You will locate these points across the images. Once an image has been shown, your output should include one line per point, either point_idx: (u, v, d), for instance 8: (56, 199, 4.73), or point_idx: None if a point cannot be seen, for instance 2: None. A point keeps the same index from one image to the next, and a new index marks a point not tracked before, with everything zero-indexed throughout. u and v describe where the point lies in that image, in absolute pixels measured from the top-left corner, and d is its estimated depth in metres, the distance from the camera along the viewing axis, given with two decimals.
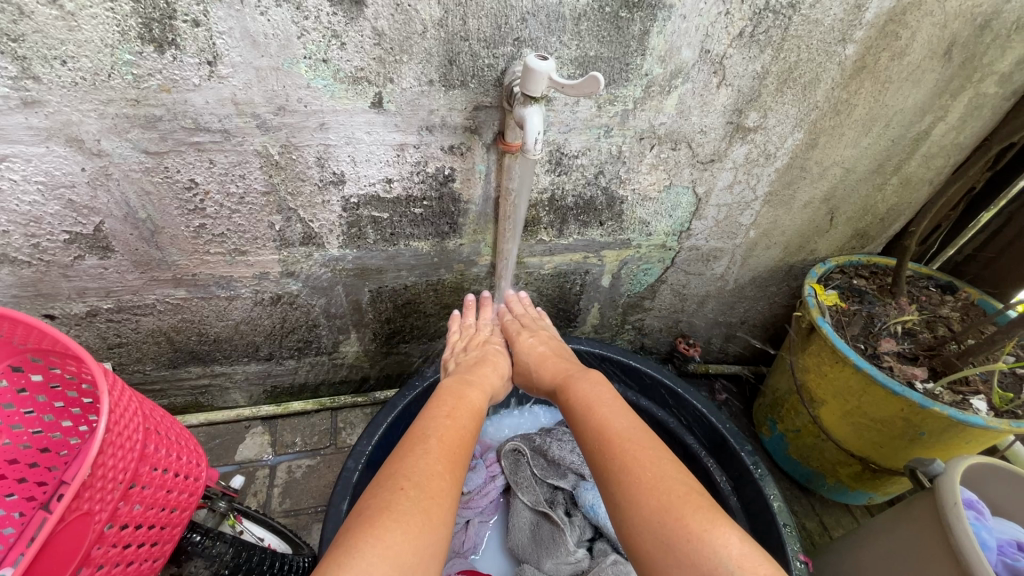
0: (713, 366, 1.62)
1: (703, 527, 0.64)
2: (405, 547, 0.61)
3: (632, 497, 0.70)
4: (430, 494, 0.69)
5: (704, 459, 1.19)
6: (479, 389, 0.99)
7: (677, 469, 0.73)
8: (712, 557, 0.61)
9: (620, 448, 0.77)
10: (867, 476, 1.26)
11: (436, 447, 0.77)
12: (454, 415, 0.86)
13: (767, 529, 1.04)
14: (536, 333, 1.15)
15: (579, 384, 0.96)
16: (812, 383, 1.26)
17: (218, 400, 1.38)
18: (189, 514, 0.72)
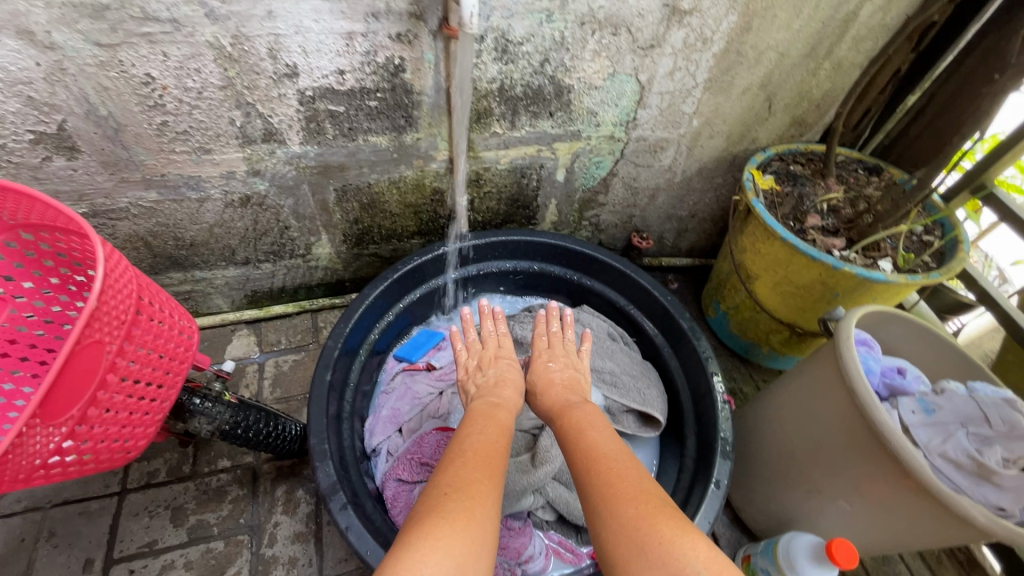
0: (666, 260, 1.75)
1: (675, 534, 0.72)
2: (455, 540, 0.68)
3: (613, 507, 0.78)
4: (471, 496, 0.76)
5: (649, 329, 1.34)
6: (505, 408, 1.04)
7: (655, 487, 0.81)
8: (681, 561, 0.68)
9: (607, 467, 0.85)
10: (793, 340, 1.44)
11: (473, 459, 0.84)
12: (486, 432, 0.93)
13: (700, 378, 1.20)
14: (554, 356, 1.19)
15: (576, 411, 1.02)
16: (749, 261, 1.40)
17: (202, 306, 1.47)
18: (188, 368, 0.82)
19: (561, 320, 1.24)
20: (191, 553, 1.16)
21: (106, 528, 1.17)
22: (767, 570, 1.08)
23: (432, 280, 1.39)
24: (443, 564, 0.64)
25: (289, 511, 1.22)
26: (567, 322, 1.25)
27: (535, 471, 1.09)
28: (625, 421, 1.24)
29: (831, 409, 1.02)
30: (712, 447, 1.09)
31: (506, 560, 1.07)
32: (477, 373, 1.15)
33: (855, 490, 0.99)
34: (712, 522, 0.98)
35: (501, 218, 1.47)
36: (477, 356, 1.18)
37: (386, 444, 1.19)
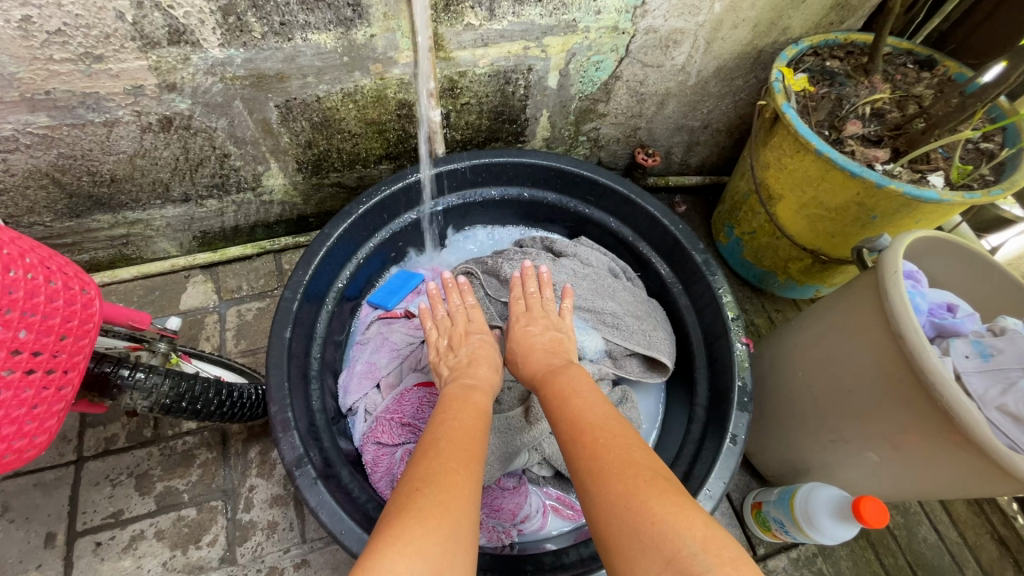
0: (674, 179, 1.54)
1: (668, 509, 0.62)
2: (429, 538, 0.59)
3: (602, 485, 0.68)
4: (446, 486, 0.67)
5: (656, 264, 1.18)
6: (482, 392, 0.90)
7: (645, 456, 0.71)
8: (673, 540, 0.59)
9: (592, 438, 0.74)
10: (816, 269, 1.29)
11: (446, 448, 0.74)
12: (456, 420, 0.81)
13: (714, 318, 1.06)
14: (533, 322, 1.02)
15: (559, 379, 0.89)
16: (771, 179, 1.21)
17: (146, 250, 1.28)
18: (91, 344, 0.67)
19: (539, 279, 1.07)
20: (162, 521, 1.07)
21: (65, 500, 1.08)
22: (780, 520, 1.01)
23: (405, 213, 1.20)
24: (415, 567, 0.56)
25: (264, 473, 1.13)
26: (546, 282, 1.08)
27: (532, 428, 0.99)
28: (628, 366, 1.12)
29: (861, 352, 0.89)
30: (726, 397, 0.98)
31: (501, 522, 0.99)
32: (449, 354, 1.00)
33: (883, 439, 0.89)
34: (727, 481, 0.88)
35: (484, 135, 1.24)
36: (447, 333, 1.03)
37: (363, 402, 1.07)
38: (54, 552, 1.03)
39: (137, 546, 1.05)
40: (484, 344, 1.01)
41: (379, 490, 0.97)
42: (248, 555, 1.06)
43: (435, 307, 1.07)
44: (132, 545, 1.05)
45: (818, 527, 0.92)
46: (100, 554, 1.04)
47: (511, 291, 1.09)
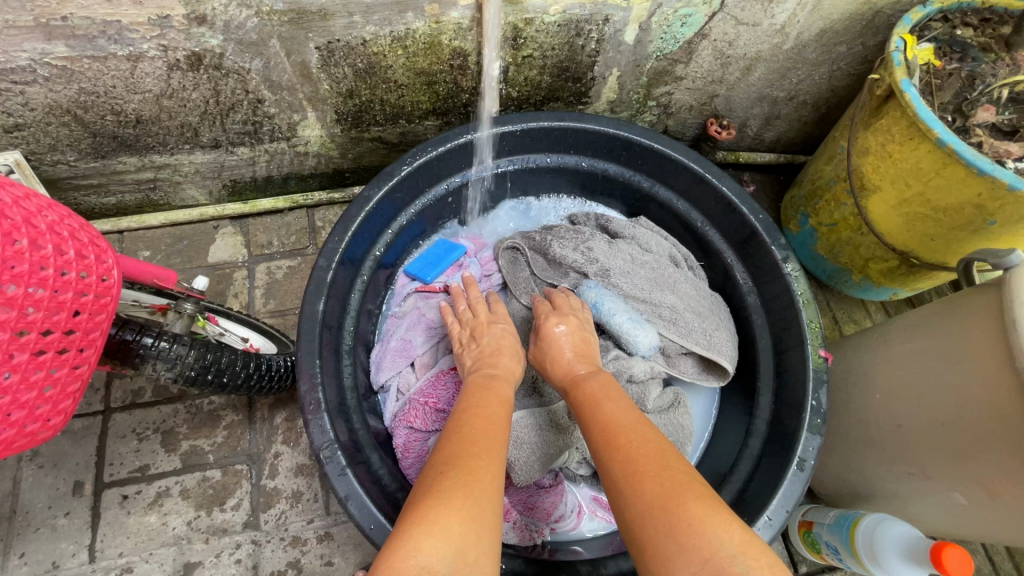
0: (744, 156, 1.39)
1: (705, 511, 0.55)
2: (456, 519, 0.54)
3: (635, 485, 0.60)
4: (469, 470, 0.60)
5: (724, 254, 1.06)
6: (505, 381, 0.82)
7: (679, 457, 0.64)
8: (709, 541, 0.53)
9: (624, 437, 0.67)
10: (901, 271, 1.14)
11: (470, 433, 0.66)
12: (480, 408, 0.72)
13: (788, 324, 0.95)
14: (563, 319, 0.92)
15: (590, 382, 0.80)
16: (868, 167, 1.05)
17: (175, 197, 1.21)
18: (107, 322, 0.61)
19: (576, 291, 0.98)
20: (187, 481, 1.06)
21: (92, 450, 1.06)
22: (834, 546, 0.94)
23: (451, 177, 1.09)
24: (441, 548, 0.51)
25: (290, 441, 1.09)
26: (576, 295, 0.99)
27: (577, 427, 0.93)
28: (682, 365, 1.02)
29: (966, 382, 0.77)
30: (796, 415, 0.88)
31: (535, 521, 0.94)
32: (471, 343, 0.91)
33: (974, 481, 0.79)
34: (791, 510, 0.80)
35: (543, 94, 1.11)
36: (471, 325, 0.94)
37: (396, 381, 1.01)
38: (81, 501, 1.03)
39: (162, 503, 1.04)
40: (505, 331, 0.91)
41: (410, 477, 0.92)
42: (272, 522, 1.03)
43: (458, 303, 0.99)
44: (157, 501, 1.04)
45: (881, 562, 0.85)
46: (127, 508, 1.03)
47: (538, 302, 1.00)
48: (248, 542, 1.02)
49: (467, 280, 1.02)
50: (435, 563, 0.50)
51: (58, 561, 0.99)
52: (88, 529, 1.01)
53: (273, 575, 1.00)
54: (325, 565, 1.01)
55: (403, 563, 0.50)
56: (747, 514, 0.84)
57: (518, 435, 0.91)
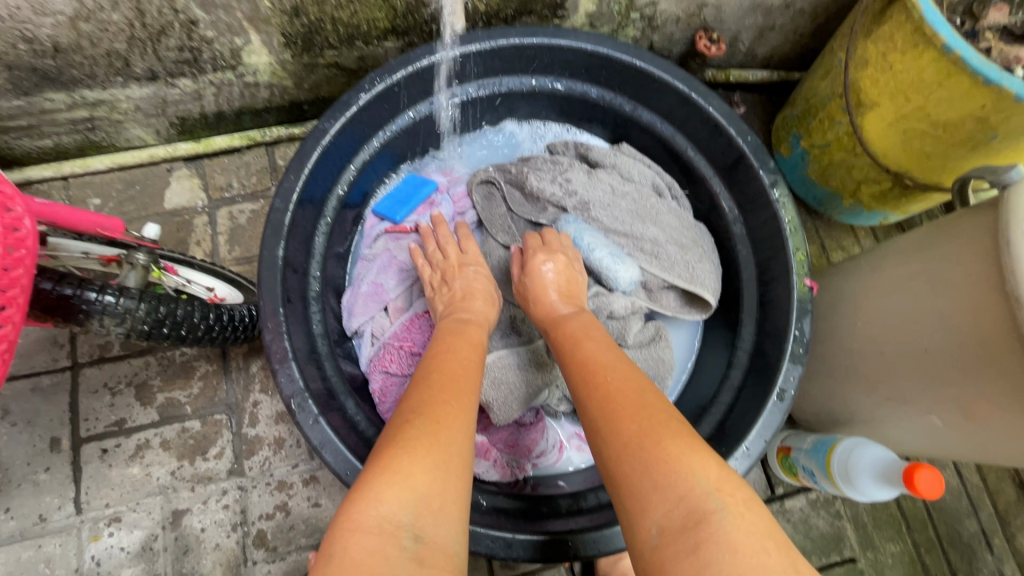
0: (735, 74, 1.29)
1: (682, 449, 0.54)
2: (420, 468, 0.52)
3: (612, 425, 0.58)
4: (438, 418, 0.57)
5: (710, 182, 1.00)
6: (478, 326, 0.78)
7: (657, 395, 0.62)
8: (685, 479, 0.51)
9: (602, 376, 0.65)
10: (892, 194, 1.10)
11: (440, 379, 0.64)
12: (452, 353, 0.69)
13: (774, 253, 0.91)
14: (551, 256, 0.87)
15: (570, 323, 0.77)
16: (866, 82, 0.98)
17: (118, 138, 1.12)
18: (28, 280, 0.55)
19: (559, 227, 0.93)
20: (166, 432, 1.04)
21: (65, 406, 1.04)
22: (810, 470, 0.96)
23: (416, 106, 1.00)
24: (403, 498, 0.50)
25: (268, 389, 1.08)
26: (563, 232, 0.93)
27: (555, 365, 0.91)
28: (664, 299, 0.99)
29: (954, 307, 0.75)
30: (778, 346, 0.86)
31: (516, 457, 0.93)
32: (442, 288, 0.87)
33: (954, 404, 0.78)
34: (769, 440, 0.80)
35: (514, 7, 1.00)
36: (443, 267, 0.89)
37: (369, 326, 0.97)
38: (61, 457, 1.02)
39: (143, 454, 1.03)
40: (478, 275, 0.87)
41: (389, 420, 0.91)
42: (257, 468, 1.04)
43: (427, 245, 0.93)
44: (138, 454, 1.03)
45: (854, 485, 0.87)
46: (108, 461, 1.02)
47: (528, 239, 0.93)
48: (234, 489, 1.02)
49: (434, 218, 0.95)
50: (398, 513, 0.49)
51: (44, 514, 0.99)
52: (70, 483, 1.01)
53: (262, 518, 1.01)
54: (313, 507, 1.02)
55: (365, 514, 0.48)
56: (726, 443, 0.84)
57: (496, 375, 0.89)
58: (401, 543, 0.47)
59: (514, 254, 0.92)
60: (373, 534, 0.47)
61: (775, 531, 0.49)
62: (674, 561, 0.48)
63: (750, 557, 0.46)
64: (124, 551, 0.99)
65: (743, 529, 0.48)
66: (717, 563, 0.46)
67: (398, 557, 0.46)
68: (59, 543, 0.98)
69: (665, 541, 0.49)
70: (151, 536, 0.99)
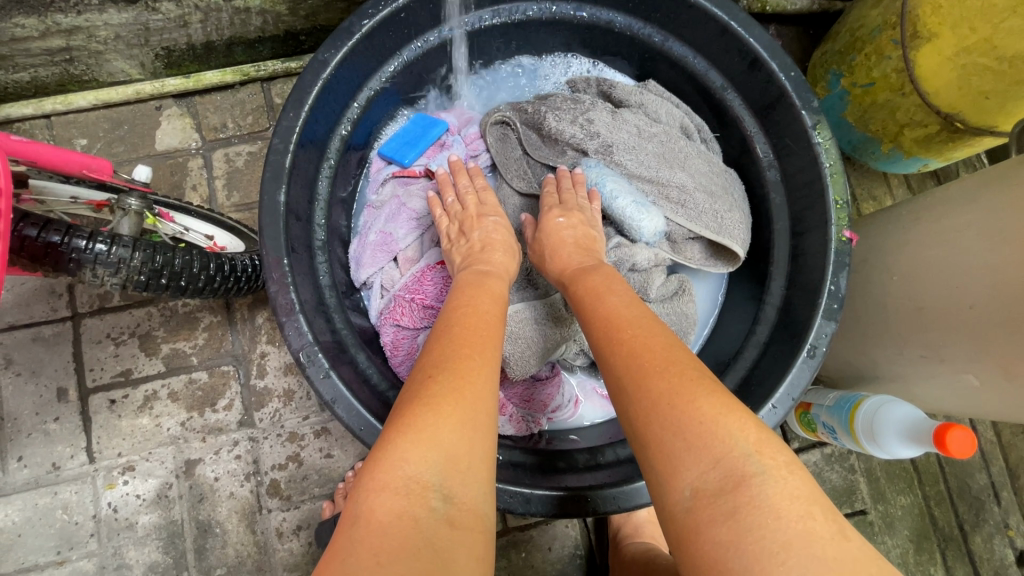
0: (773, 3, 1.18)
1: (718, 409, 0.50)
2: (446, 426, 0.49)
3: (640, 383, 0.55)
4: (462, 374, 0.54)
5: (744, 123, 0.92)
6: (499, 278, 0.74)
7: (687, 352, 0.58)
8: (723, 440, 0.48)
9: (627, 331, 0.60)
10: (938, 139, 1.02)
11: (461, 334, 0.60)
12: (471, 306, 0.65)
13: (812, 202, 0.84)
14: (567, 212, 0.82)
15: (592, 276, 0.72)
16: (927, 10, 0.89)
17: (100, 71, 1.03)
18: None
19: (575, 176, 0.87)
20: (174, 383, 1.02)
21: (69, 356, 1.01)
22: (830, 426, 0.94)
23: (424, 35, 0.91)
24: (430, 457, 0.47)
25: (275, 340, 1.05)
26: (581, 180, 0.87)
27: (575, 321, 0.87)
28: (688, 252, 0.94)
29: (1007, 259, 0.70)
30: (810, 302, 0.81)
31: (531, 412, 0.91)
32: (460, 240, 0.81)
33: (993, 362, 0.74)
34: (797, 398, 0.77)
35: None
36: (459, 216, 0.83)
37: (378, 277, 0.93)
38: (69, 407, 1.00)
39: (152, 405, 1.02)
40: (498, 225, 0.81)
41: (402, 374, 0.88)
42: (267, 420, 1.02)
43: (445, 194, 0.87)
44: (147, 404, 1.02)
45: (879, 443, 0.85)
46: (117, 411, 1.01)
47: (545, 185, 0.88)
48: (245, 440, 1.02)
49: (454, 164, 0.89)
50: (425, 473, 0.46)
51: (58, 463, 0.99)
52: (81, 433, 1.00)
53: (275, 468, 1.01)
54: (325, 458, 1.02)
55: (389, 474, 0.46)
56: (750, 401, 0.81)
57: (511, 330, 0.85)
58: (430, 504, 0.44)
59: (525, 222, 0.88)
60: (400, 494, 0.45)
61: (817, 494, 0.46)
62: (709, 525, 0.45)
63: (794, 522, 0.43)
64: (139, 499, 0.99)
65: (787, 493, 0.45)
66: (759, 527, 0.43)
67: (427, 519, 0.44)
68: (75, 490, 0.98)
69: (700, 504, 0.46)
70: (166, 484, 0.99)
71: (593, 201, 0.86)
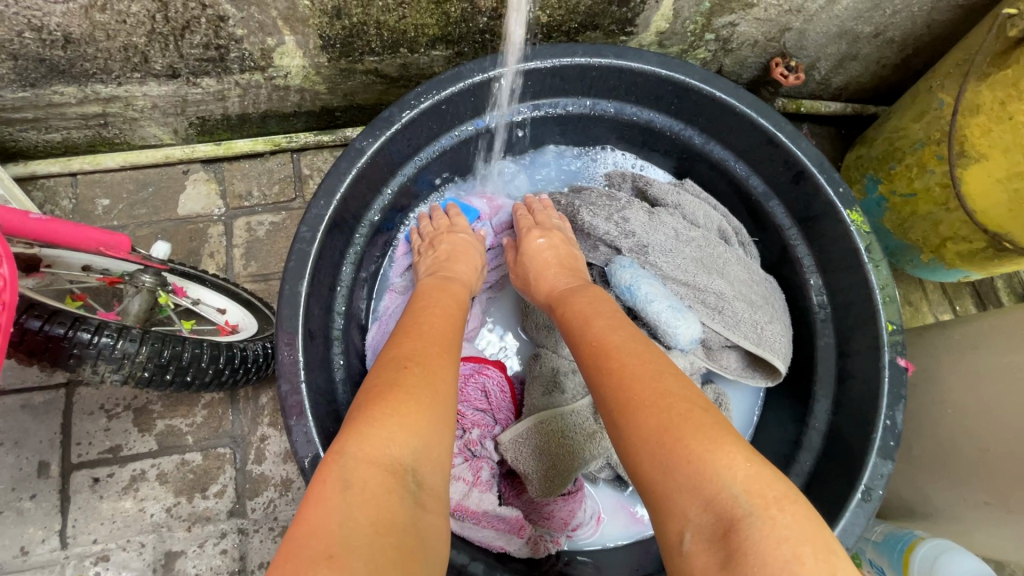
0: (808, 104, 1.18)
1: (704, 442, 0.46)
2: (420, 412, 0.50)
3: (620, 409, 0.52)
4: (434, 369, 0.56)
5: (786, 230, 0.89)
6: (462, 285, 0.77)
7: (678, 379, 0.53)
8: (710, 479, 0.44)
9: (615, 359, 0.57)
10: (983, 255, 0.97)
11: (428, 330, 0.62)
12: (437, 307, 0.68)
13: (859, 322, 0.80)
14: (545, 232, 0.84)
15: (575, 300, 0.70)
16: (974, 131, 0.87)
17: (131, 135, 1.02)
18: (2, 343, 0.49)
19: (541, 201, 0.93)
20: (164, 464, 0.95)
21: (56, 427, 0.94)
22: (879, 566, 0.85)
23: (463, 124, 0.89)
24: (411, 441, 0.48)
25: (278, 423, 0.98)
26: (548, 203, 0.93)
27: (604, 435, 0.81)
28: (724, 360, 0.89)
29: None
30: (863, 434, 0.75)
31: (550, 530, 0.82)
32: (429, 252, 0.85)
33: None
34: (852, 547, 0.69)
35: (579, 20, 0.88)
36: (455, 241, 0.84)
37: None
38: (48, 484, 0.92)
39: (137, 487, 0.94)
40: (478, 253, 0.86)
41: None
42: (260, 510, 0.94)
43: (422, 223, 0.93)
44: (133, 486, 0.94)
45: None
46: (98, 492, 0.93)
47: (518, 212, 0.92)
48: (234, 532, 0.93)
49: (432, 207, 0.93)
50: (403, 456, 0.47)
51: (26, 547, 0.90)
52: (57, 514, 0.92)
53: (262, 567, 0.92)
54: None
55: (375, 452, 0.46)
56: None
57: (538, 444, 0.79)
58: (406, 484, 0.45)
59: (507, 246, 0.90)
60: (382, 472, 0.45)
61: (816, 533, 0.41)
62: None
63: (784, 569, 0.38)
64: None
65: (774, 535, 0.40)
66: None
67: (405, 497, 0.44)
68: None
69: (697, 549, 0.42)
70: None
71: (564, 222, 0.90)
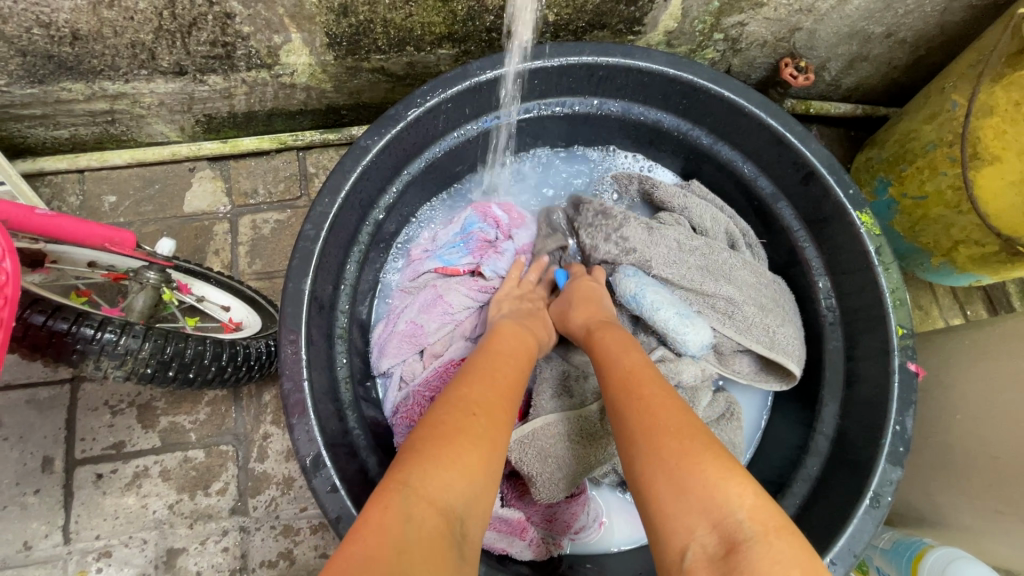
0: (817, 106, 1.16)
1: (720, 468, 0.47)
2: (480, 464, 0.49)
3: (643, 431, 0.52)
4: (493, 418, 0.55)
5: (794, 229, 0.88)
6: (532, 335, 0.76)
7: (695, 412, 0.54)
8: (719, 503, 0.45)
9: (637, 390, 0.57)
10: (996, 259, 0.95)
11: (488, 378, 0.61)
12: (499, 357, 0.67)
13: (869, 326, 0.79)
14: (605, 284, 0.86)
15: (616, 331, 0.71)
16: (988, 132, 0.86)
17: (139, 131, 1.02)
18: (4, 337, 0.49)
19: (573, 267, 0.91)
20: (167, 461, 0.95)
21: (61, 423, 0.95)
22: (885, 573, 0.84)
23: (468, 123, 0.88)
24: (466, 492, 0.47)
25: (280, 422, 0.98)
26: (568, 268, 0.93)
27: (609, 440, 0.80)
28: (736, 364, 0.88)
29: None
30: (872, 440, 0.73)
31: (552, 534, 0.81)
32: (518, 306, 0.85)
33: None
34: (860, 555, 0.68)
35: (587, 19, 0.87)
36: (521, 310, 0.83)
37: (400, 368, 0.88)
38: (51, 479, 0.93)
39: (140, 484, 0.94)
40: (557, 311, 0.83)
41: None
42: (262, 509, 0.94)
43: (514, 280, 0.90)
44: (135, 482, 0.94)
45: None
46: (102, 488, 0.93)
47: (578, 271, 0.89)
48: (236, 529, 0.93)
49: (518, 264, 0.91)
50: (458, 504, 0.46)
51: (30, 541, 0.91)
52: (60, 509, 0.92)
53: (263, 565, 0.92)
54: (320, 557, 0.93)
55: (434, 496, 0.45)
56: None
57: (541, 447, 0.78)
58: (456, 536, 0.45)
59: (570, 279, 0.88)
60: (435, 518, 0.44)
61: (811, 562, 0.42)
62: None
63: None
64: None
65: (770, 558, 0.42)
66: None
67: (451, 548, 0.44)
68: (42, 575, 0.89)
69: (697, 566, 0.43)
70: None
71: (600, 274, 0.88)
